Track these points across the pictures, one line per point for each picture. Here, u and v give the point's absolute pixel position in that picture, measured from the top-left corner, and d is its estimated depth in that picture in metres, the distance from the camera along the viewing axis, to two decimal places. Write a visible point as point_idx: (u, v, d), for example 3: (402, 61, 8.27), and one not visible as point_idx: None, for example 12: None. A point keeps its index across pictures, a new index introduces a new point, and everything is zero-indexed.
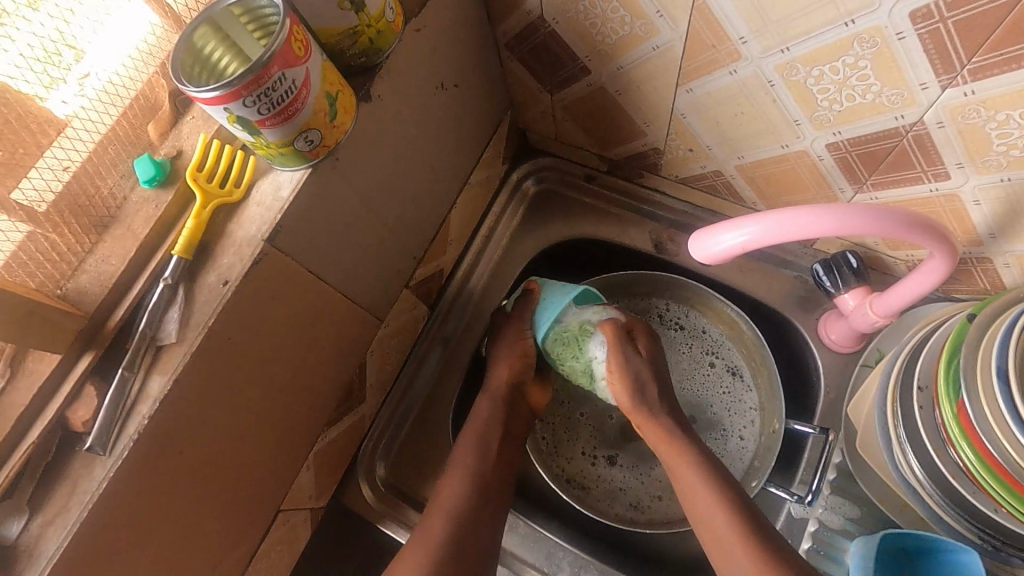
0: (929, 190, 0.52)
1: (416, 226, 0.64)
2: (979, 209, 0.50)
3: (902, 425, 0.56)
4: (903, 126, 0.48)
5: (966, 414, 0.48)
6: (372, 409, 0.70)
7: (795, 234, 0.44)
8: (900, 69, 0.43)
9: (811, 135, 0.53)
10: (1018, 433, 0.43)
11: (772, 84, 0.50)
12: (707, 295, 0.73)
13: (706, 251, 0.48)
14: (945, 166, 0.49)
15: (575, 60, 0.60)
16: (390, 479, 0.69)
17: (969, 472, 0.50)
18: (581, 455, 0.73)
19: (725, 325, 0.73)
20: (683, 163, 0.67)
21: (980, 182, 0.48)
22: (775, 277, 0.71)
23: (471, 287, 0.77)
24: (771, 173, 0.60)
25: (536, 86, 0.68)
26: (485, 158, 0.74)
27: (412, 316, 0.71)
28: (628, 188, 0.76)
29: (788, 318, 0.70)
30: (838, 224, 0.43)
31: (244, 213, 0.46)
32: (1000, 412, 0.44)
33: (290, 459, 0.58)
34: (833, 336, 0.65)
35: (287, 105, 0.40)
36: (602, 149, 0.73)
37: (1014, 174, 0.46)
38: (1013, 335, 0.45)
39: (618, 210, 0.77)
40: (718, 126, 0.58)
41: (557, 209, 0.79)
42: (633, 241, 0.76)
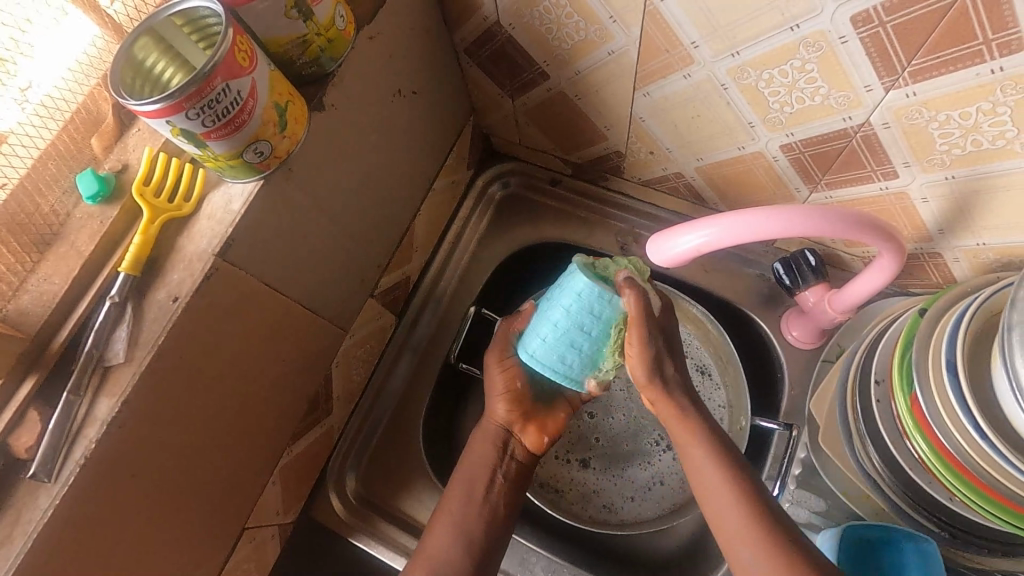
0: (879, 188, 0.53)
1: (379, 235, 0.63)
2: (927, 206, 0.52)
3: (862, 421, 0.57)
4: (851, 127, 0.49)
5: (918, 406, 0.49)
6: (340, 420, 0.69)
7: (746, 235, 0.45)
8: (844, 72, 0.44)
9: (765, 137, 0.54)
10: (967, 423, 0.44)
11: (725, 87, 0.51)
12: (675, 296, 0.73)
13: (664, 253, 0.48)
14: (892, 165, 0.50)
15: (533, 65, 0.60)
16: (360, 490, 0.69)
17: (923, 463, 0.51)
18: (555, 458, 0.73)
19: (692, 325, 0.73)
20: (645, 165, 0.68)
21: (927, 179, 0.49)
22: (738, 276, 0.72)
23: (438, 294, 0.76)
24: (730, 174, 0.61)
25: (497, 90, 0.68)
26: (449, 163, 0.73)
27: (378, 325, 0.70)
28: (592, 191, 0.77)
29: (753, 317, 0.71)
30: (786, 227, 0.44)
31: (195, 227, 0.44)
32: (949, 404, 0.46)
33: (254, 477, 0.57)
34: (794, 333, 0.67)
35: (233, 116, 0.39)
36: (565, 152, 0.73)
37: (959, 172, 0.47)
38: (961, 328, 0.46)
39: (584, 213, 0.78)
40: (675, 128, 0.59)
41: (523, 214, 0.80)
42: (599, 243, 0.77)
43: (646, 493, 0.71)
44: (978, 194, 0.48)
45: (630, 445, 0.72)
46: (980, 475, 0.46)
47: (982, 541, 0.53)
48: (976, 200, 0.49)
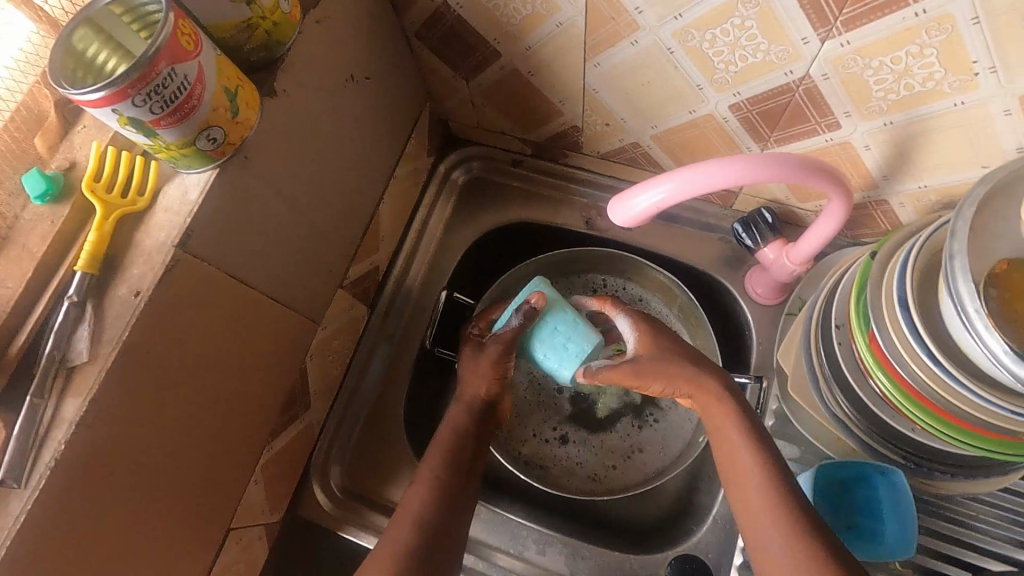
0: (825, 140, 0.55)
1: (343, 224, 0.63)
2: (870, 154, 0.54)
3: (827, 365, 0.59)
4: (793, 82, 0.50)
5: (876, 343, 0.51)
6: (320, 415, 0.69)
7: (700, 187, 0.45)
8: (782, 26, 0.46)
9: (714, 98, 0.56)
10: (921, 352, 0.46)
11: (672, 51, 0.52)
12: (638, 265, 0.76)
13: (626, 214, 0.48)
14: (834, 116, 0.52)
15: (484, 44, 0.61)
16: (345, 483, 0.69)
17: (886, 397, 0.53)
18: (535, 434, 0.74)
19: (661, 292, 0.76)
20: (602, 138, 0.69)
21: (867, 127, 0.52)
22: (701, 240, 0.74)
23: (409, 283, 0.77)
24: (685, 139, 0.63)
25: (451, 74, 0.68)
26: (409, 149, 0.73)
27: (350, 316, 0.69)
28: (553, 168, 0.78)
29: (718, 279, 0.73)
30: (741, 174, 0.45)
31: (151, 220, 0.43)
32: (904, 337, 0.48)
33: (237, 476, 0.56)
34: (758, 290, 0.69)
35: (181, 102, 0.38)
36: (524, 132, 0.74)
37: (894, 117, 0.50)
38: (909, 265, 0.48)
39: (548, 191, 0.79)
40: (628, 97, 0.60)
41: (487, 198, 0.80)
42: (566, 221, 0.78)
43: (627, 461, 0.72)
44: (915, 137, 0.51)
45: (604, 413, 0.74)
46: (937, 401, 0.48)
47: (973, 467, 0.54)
48: (913, 143, 0.51)
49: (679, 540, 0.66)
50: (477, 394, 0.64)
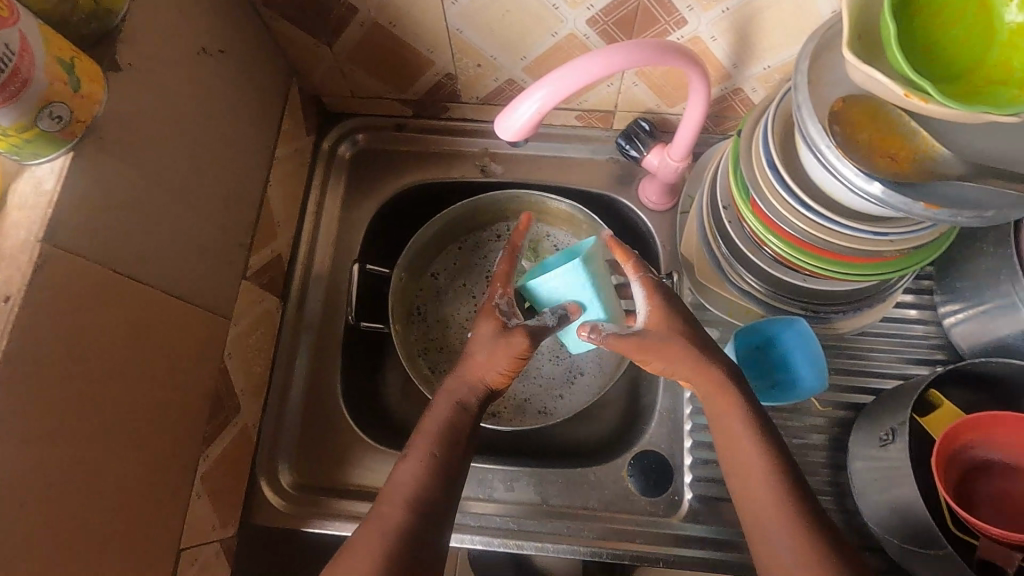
0: (677, 39, 0.60)
1: (232, 211, 0.60)
2: (717, 45, 0.60)
3: (724, 245, 0.64)
4: None
5: (758, 208, 0.57)
6: (254, 417, 0.65)
7: (574, 83, 0.47)
8: None
9: (571, 16, 0.59)
10: (794, 200, 0.52)
11: None
12: (541, 200, 0.77)
13: (512, 128, 0.50)
14: (680, 12, 0.57)
15: (337, 0, 0.60)
16: (298, 480, 0.66)
17: (778, 256, 0.59)
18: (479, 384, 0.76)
19: (567, 225, 0.79)
20: (477, 81, 0.70)
21: (709, 18, 0.57)
22: (592, 166, 0.78)
23: (318, 267, 0.74)
24: (555, 65, 0.65)
25: (311, 42, 0.66)
26: (285, 128, 0.70)
27: (262, 309, 0.66)
28: (438, 125, 0.79)
29: (614, 198, 0.77)
30: (605, 64, 0.48)
31: (5, 220, 0.39)
32: (778, 192, 0.54)
33: (175, 491, 0.53)
34: (652, 198, 0.74)
35: (9, 74, 0.35)
36: (401, 91, 0.73)
37: (729, 3, 0.55)
38: (769, 130, 0.54)
39: (438, 149, 0.79)
40: (492, 31, 0.62)
41: (379, 168, 0.79)
42: (461, 173, 0.79)
43: (570, 387, 0.75)
44: (750, 19, 0.56)
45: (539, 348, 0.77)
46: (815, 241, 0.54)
47: (856, 301, 0.62)
48: (750, 25, 0.57)
49: (631, 442, 0.69)
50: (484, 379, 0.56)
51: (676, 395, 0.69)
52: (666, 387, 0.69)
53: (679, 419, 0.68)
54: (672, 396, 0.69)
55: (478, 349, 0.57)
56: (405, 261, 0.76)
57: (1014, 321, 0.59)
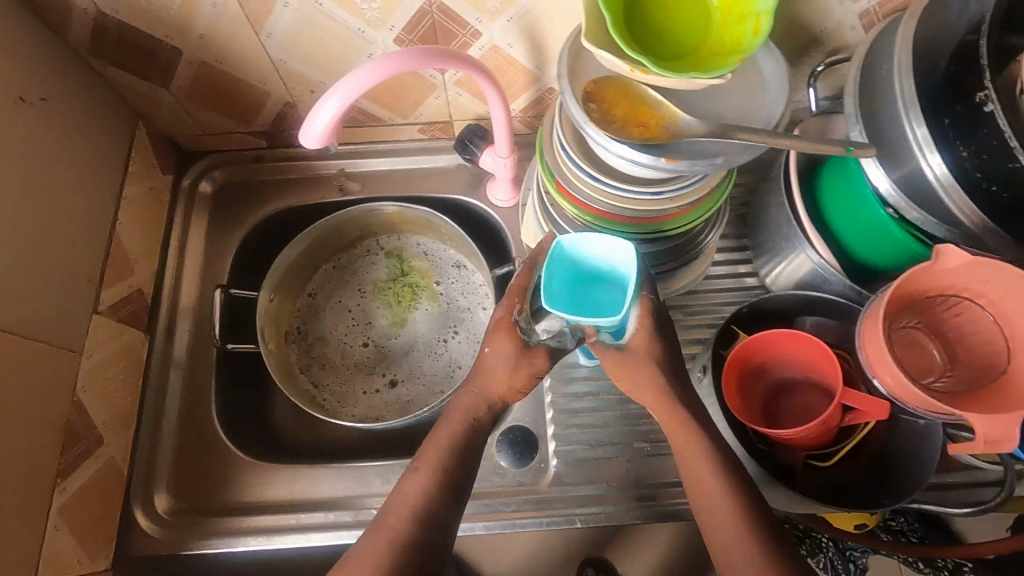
0: (479, 50, 0.67)
1: (73, 249, 0.62)
2: (516, 50, 0.67)
3: (555, 227, 0.70)
4: (424, 4, 0.61)
5: (566, 189, 0.63)
6: (122, 449, 0.67)
7: (361, 89, 0.53)
8: None
9: (379, 38, 0.65)
10: (586, 176, 0.60)
11: (320, 4, 0.60)
12: (399, 211, 0.83)
13: (317, 135, 0.54)
14: (471, 25, 0.64)
15: (159, 44, 0.64)
16: (173, 506, 0.68)
17: (592, 229, 0.65)
18: (363, 394, 0.82)
19: (430, 233, 0.87)
20: None
21: (499, 27, 0.64)
22: (444, 174, 0.84)
23: (184, 299, 0.77)
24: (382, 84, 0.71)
25: (148, 86, 0.70)
26: (133, 169, 0.73)
27: (122, 343, 0.68)
28: (295, 154, 0.83)
29: (466, 200, 0.84)
30: (386, 70, 0.53)
31: None
32: (574, 171, 0.61)
33: (22, 524, 0.54)
34: (500, 194, 0.80)
35: None
36: (249, 124, 0.78)
37: (511, 14, 0.63)
38: (559, 120, 0.61)
39: (299, 175, 0.84)
40: (313, 59, 0.67)
41: (242, 199, 0.82)
42: (322, 195, 0.83)
43: (451, 378, 0.81)
44: (535, 25, 0.64)
45: (417, 349, 0.83)
46: (614, 209, 0.61)
47: (676, 258, 0.70)
48: (537, 30, 0.65)
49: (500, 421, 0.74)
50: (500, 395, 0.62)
51: None
52: None
53: (541, 392, 0.73)
54: None
55: (498, 365, 0.61)
56: (270, 282, 0.78)
57: (799, 268, 0.68)
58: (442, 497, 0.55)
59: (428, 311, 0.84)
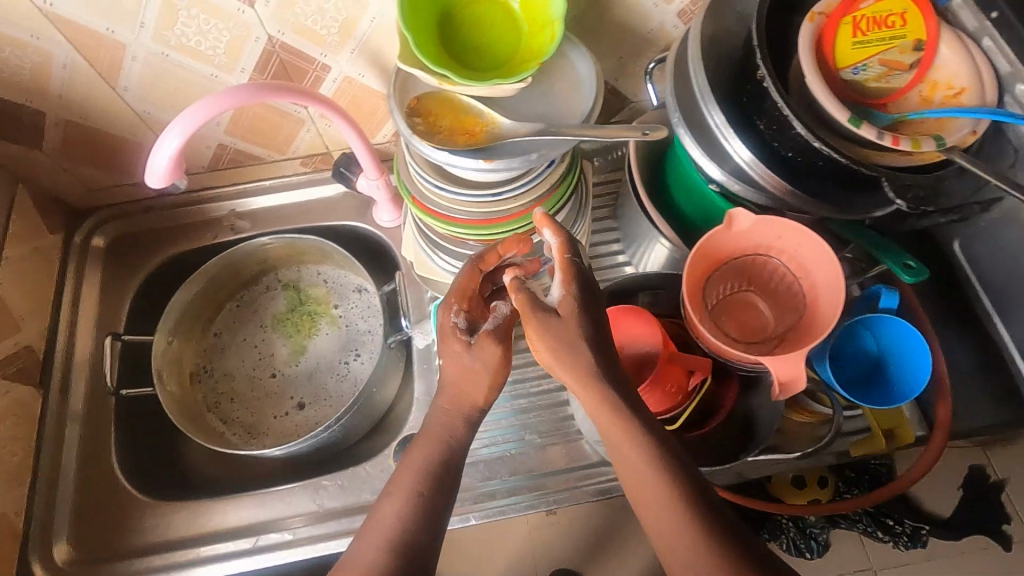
0: (333, 82, 0.71)
1: None
2: (369, 79, 0.71)
3: (426, 238, 0.75)
4: (267, 45, 0.65)
5: (420, 202, 0.66)
6: (16, 505, 0.68)
7: (198, 125, 0.55)
8: (215, 5, 0.59)
9: (234, 80, 0.68)
10: (433, 186, 0.63)
11: (166, 55, 0.64)
12: (292, 242, 0.85)
13: (158, 173, 0.56)
14: (318, 59, 0.68)
15: (21, 108, 0.68)
16: (74, 554, 0.68)
17: (453, 237, 0.69)
18: (272, 421, 0.83)
19: (329, 261, 0.89)
20: (194, 151, 0.78)
21: (346, 59, 0.68)
22: (332, 203, 0.88)
23: (79, 351, 0.78)
24: (249, 123, 0.75)
25: (21, 149, 0.72)
26: (16, 230, 0.74)
27: (9, 400, 0.69)
28: (184, 201, 0.85)
29: (355, 225, 0.88)
30: (221, 104, 0.56)
31: None
32: (424, 184, 0.64)
33: None
34: (386, 214, 0.83)
35: None
36: (132, 176, 0.80)
37: (352, 46, 0.67)
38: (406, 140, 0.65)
39: (190, 219, 0.86)
40: (176, 107, 0.70)
41: (136, 249, 0.85)
42: (215, 236, 0.86)
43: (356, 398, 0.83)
44: (379, 54, 0.68)
45: (322, 374, 0.85)
46: (467, 216, 0.65)
47: None
48: (382, 59, 0.69)
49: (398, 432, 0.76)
50: (474, 406, 0.54)
51: (430, 378, 0.77)
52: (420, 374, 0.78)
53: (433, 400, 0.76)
54: (426, 381, 0.77)
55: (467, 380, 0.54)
56: (164, 325, 0.80)
57: (659, 256, 0.73)
58: (416, 529, 0.48)
59: (331, 335, 0.87)
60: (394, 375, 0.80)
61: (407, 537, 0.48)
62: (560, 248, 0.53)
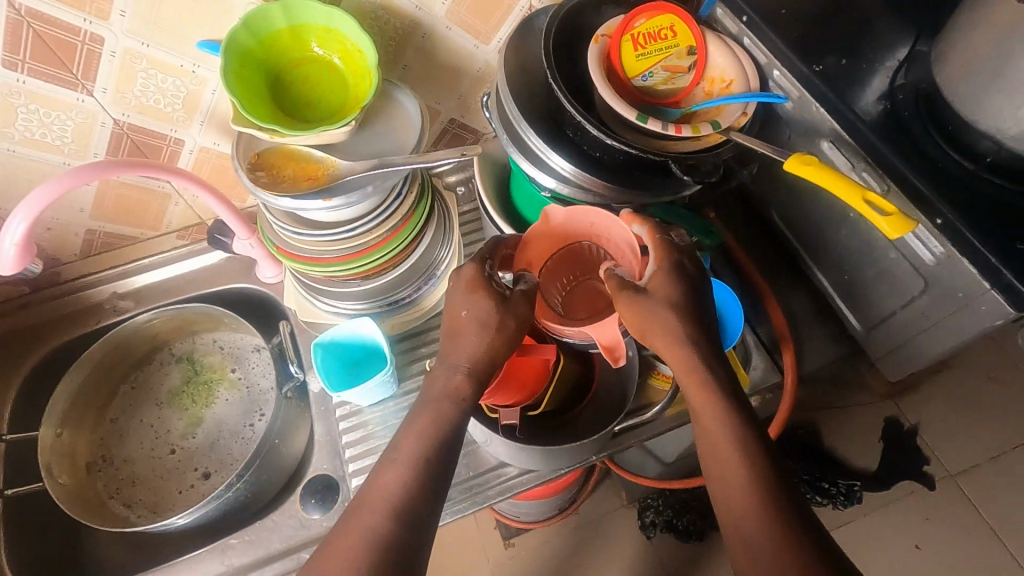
0: (190, 153, 0.75)
1: None
2: (225, 146, 0.76)
3: (301, 283, 0.79)
4: (114, 128, 0.69)
5: (284, 248, 0.70)
6: None
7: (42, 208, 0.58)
8: (51, 97, 0.63)
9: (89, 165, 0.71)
10: (291, 231, 0.67)
11: (13, 150, 0.66)
12: (178, 314, 0.86)
13: (6, 258, 0.59)
14: (170, 135, 0.72)
15: None
16: None
17: (322, 276, 0.74)
18: (179, 494, 0.82)
19: (221, 327, 0.91)
20: (62, 241, 0.79)
21: (197, 131, 0.73)
22: (216, 270, 0.90)
23: None
24: (115, 204, 0.77)
25: None
26: None
27: None
28: (60, 290, 0.85)
29: (242, 287, 0.90)
30: (65, 186, 0.58)
31: None
32: (283, 231, 0.69)
33: None
34: (266, 272, 0.87)
35: None
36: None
37: (200, 118, 0.71)
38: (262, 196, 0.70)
39: (69, 309, 0.86)
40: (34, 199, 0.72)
41: (13, 348, 0.83)
42: (97, 320, 0.86)
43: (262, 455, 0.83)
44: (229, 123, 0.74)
45: (226, 439, 0.85)
46: (329, 254, 0.69)
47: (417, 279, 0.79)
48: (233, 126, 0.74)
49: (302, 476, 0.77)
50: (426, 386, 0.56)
51: (329, 418, 0.78)
52: (319, 416, 0.79)
53: (335, 439, 0.77)
54: (326, 422, 0.78)
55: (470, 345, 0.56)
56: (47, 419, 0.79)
57: None
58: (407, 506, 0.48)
59: (230, 400, 0.88)
60: (299, 424, 0.82)
61: (405, 507, 0.49)
62: (650, 235, 0.61)
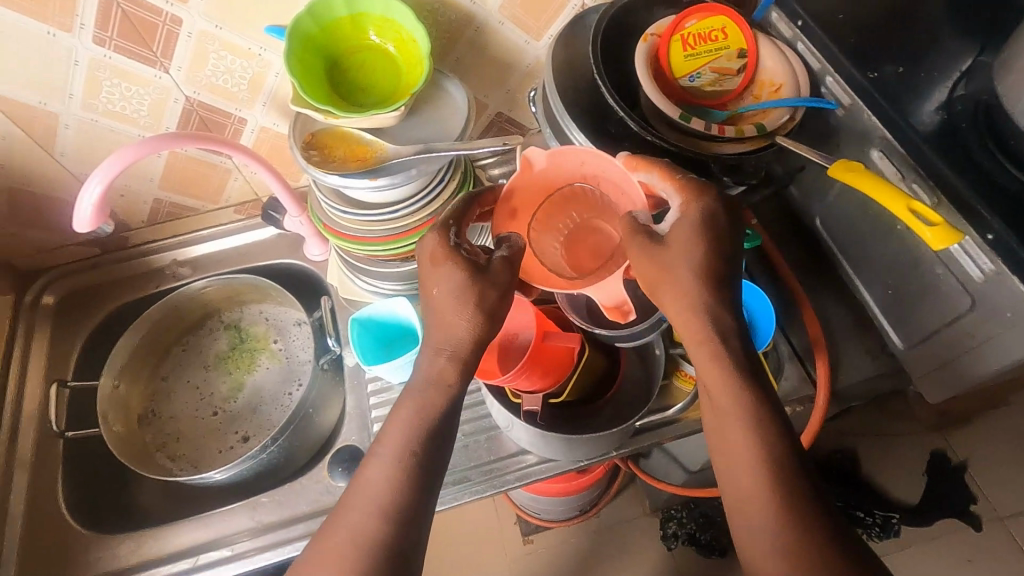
0: (251, 132, 0.80)
1: None
2: (283, 127, 0.80)
3: (347, 261, 0.82)
4: (185, 104, 0.74)
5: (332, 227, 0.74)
6: None
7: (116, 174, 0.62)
8: (132, 72, 0.69)
9: None
10: (341, 211, 0.71)
11: (96, 120, 0.73)
12: (230, 284, 0.92)
13: (86, 217, 0.65)
14: (234, 113, 0.77)
15: None
16: None
17: (368, 255, 0.77)
18: (219, 452, 0.87)
19: (269, 300, 0.96)
20: (132, 207, 0.86)
21: (259, 111, 0.77)
22: (268, 245, 0.95)
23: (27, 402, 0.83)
24: (180, 176, 0.83)
25: None
26: None
27: None
28: (128, 255, 0.92)
29: (291, 262, 0.95)
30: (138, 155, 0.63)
31: None
32: (334, 211, 0.73)
33: None
34: (313, 249, 0.90)
35: None
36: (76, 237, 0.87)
37: (263, 99, 0.76)
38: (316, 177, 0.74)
39: (134, 273, 0.93)
40: None
41: (83, 304, 0.91)
42: (157, 284, 0.93)
43: None
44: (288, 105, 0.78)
45: (266, 405, 0.90)
46: (374, 233, 0.72)
47: None
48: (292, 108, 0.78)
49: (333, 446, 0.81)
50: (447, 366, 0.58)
51: (362, 393, 0.82)
52: (353, 389, 0.82)
53: (365, 414, 0.81)
54: (358, 396, 0.82)
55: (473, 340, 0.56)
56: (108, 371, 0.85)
57: None
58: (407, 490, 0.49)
59: (271, 368, 0.93)
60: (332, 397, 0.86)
61: (404, 490, 0.50)
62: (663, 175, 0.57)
